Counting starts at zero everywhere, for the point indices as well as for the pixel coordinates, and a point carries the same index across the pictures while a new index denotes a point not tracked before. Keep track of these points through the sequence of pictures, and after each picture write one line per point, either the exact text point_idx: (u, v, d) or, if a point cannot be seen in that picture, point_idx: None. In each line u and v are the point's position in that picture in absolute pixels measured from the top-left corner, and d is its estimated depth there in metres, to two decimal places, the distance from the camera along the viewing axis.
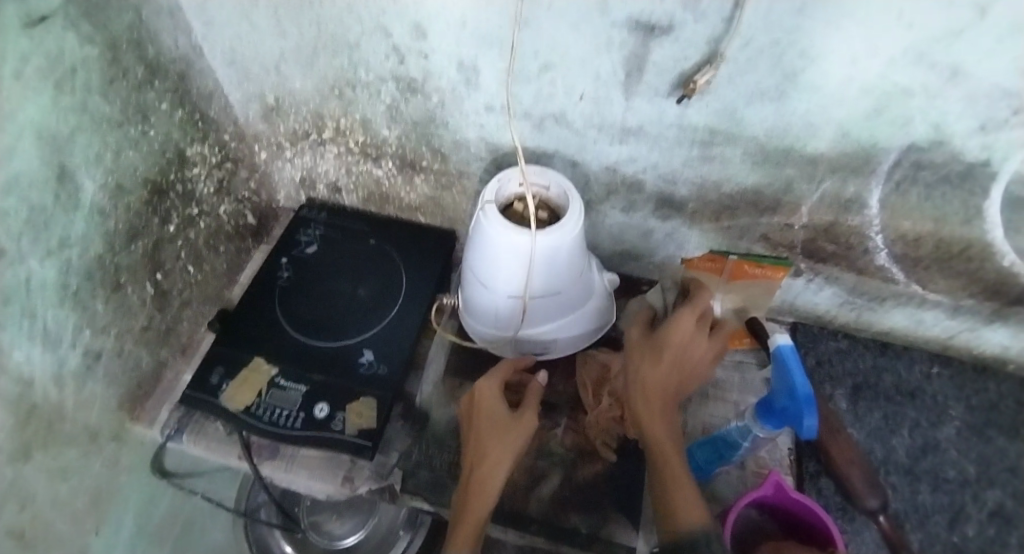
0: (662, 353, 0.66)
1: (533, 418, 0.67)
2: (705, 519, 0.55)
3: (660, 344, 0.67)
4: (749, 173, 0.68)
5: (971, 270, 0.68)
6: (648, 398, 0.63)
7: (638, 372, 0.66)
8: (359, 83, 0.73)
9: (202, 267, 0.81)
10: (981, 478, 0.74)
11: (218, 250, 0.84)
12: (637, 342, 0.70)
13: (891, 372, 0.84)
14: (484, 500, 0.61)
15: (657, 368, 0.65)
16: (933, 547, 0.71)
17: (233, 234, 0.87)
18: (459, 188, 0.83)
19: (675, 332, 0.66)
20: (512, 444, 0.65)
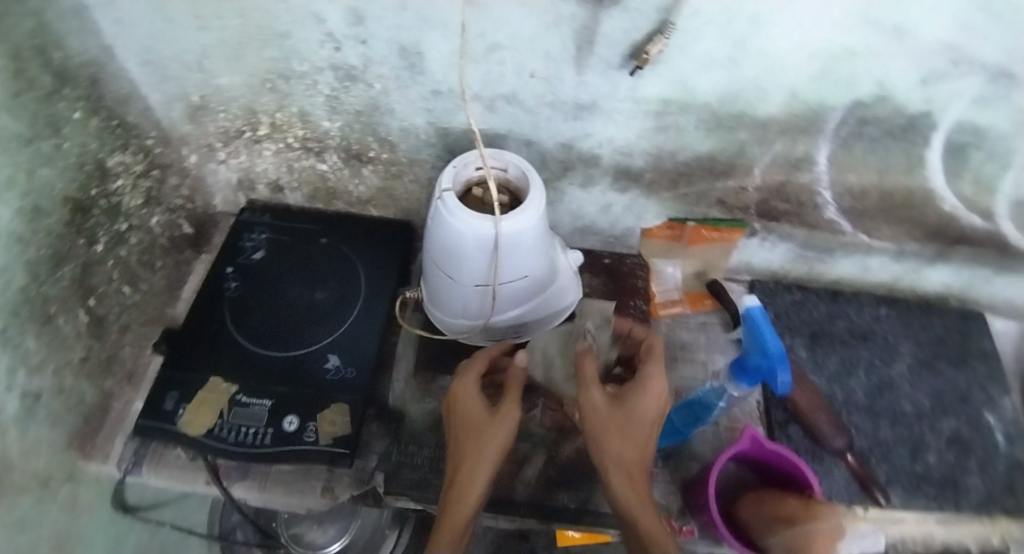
0: (638, 427, 0.60)
1: (512, 409, 0.63)
2: None
3: (633, 416, 0.60)
4: (704, 140, 0.69)
5: (916, 215, 0.74)
6: (632, 483, 0.58)
7: (617, 452, 0.59)
8: (293, 75, 0.68)
9: (138, 286, 0.75)
10: (933, 409, 0.80)
11: (154, 266, 0.78)
12: (601, 411, 0.60)
13: (844, 318, 0.87)
14: (467, 498, 0.59)
15: (631, 437, 0.59)
16: (898, 478, 0.76)
17: (168, 247, 0.80)
18: (411, 176, 0.80)
19: (649, 401, 0.61)
20: (493, 441, 0.62)
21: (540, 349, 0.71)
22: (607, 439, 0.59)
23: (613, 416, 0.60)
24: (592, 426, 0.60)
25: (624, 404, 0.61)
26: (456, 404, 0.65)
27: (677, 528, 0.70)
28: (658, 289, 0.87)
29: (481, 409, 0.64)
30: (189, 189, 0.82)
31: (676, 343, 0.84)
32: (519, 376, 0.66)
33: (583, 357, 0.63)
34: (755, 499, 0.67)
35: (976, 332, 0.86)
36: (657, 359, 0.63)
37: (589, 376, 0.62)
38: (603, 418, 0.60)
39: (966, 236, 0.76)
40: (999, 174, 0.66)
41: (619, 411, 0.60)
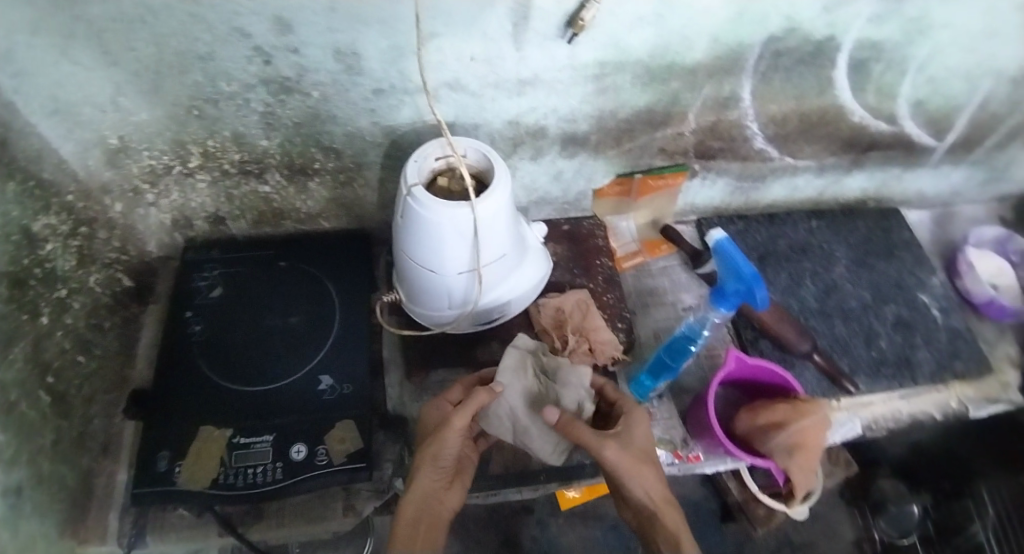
0: (652, 456, 0.64)
1: (457, 423, 0.63)
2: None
3: (641, 449, 0.64)
4: (640, 96, 0.73)
5: (832, 131, 0.82)
6: (669, 504, 0.64)
7: (647, 484, 0.62)
8: (220, 97, 0.65)
9: (93, 353, 0.69)
10: (874, 300, 0.90)
11: (104, 328, 0.73)
12: (625, 455, 0.62)
13: (784, 236, 0.95)
14: (410, 495, 0.63)
15: (651, 465, 0.63)
16: (860, 366, 0.85)
17: (113, 305, 0.74)
18: (361, 181, 0.79)
19: (644, 431, 0.65)
20: (445, 450, 0.63)
21: (507, 403, 0.69)
22: (640, 474, 0.62)
23: (635, 456, 0.62)
24: (624, 469, 0.61)
25: (628, 441, 0.64)
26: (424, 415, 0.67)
27: (685, 457, 0.76)
28: (617, 244, 0.91)
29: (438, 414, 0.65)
30: (121, 239, 0.75)
31: (645, 291, 0.89)
32: (476, 405, 0.64)
33: (569, 420, 0.63)
34: (748, 411, 0.72)
35: (895, 226, 0.98)
36: (633, 400, 0.67)
37: (591, 436, 0.62)
38: (629, 461, 0.62)
39: (875, 142, 0.86)
40: (897, 80, 0.76)
41: (632, 448, 0.63)
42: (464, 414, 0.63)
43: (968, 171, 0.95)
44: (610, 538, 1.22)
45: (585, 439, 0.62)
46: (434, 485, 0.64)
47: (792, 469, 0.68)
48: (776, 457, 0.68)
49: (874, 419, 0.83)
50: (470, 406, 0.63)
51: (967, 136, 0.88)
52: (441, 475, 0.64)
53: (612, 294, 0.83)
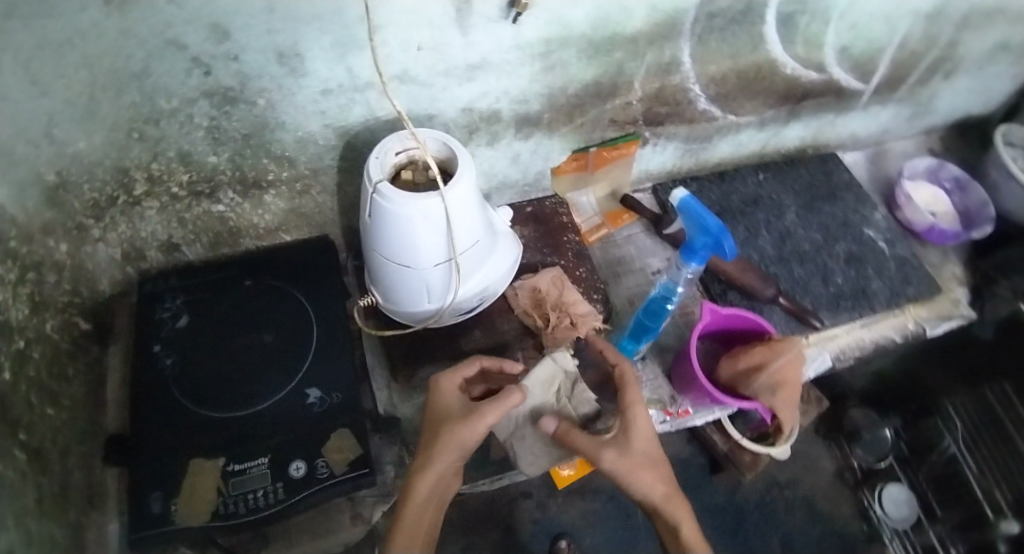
0: (653, 458, 0.65)
1: (489, 415, 0.61)
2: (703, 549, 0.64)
3: (641, 454, 0.64)
4: (588, 69, 0.74)
5: (768, 85, 0.86)
6: (671, 502, 0.65)
7: (648, 482, 0.64)
8: (162, 116, 0.62)
9: (61, 403, 0.66)
10: (825, 240, 0.96)
11: (68, 375, 0.69)
12: (623, 460, 0.63)
13: (735, 191, 0.99)
14: (422, 480, 0.60)
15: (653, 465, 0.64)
16: (822, 302, 0.90)
17: (73, 351, 0.71)
18: (319, 188, 0.77)
19: (645, 432, 0.66)
20: (458, 438, 0.60)
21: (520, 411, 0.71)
22: (642, 477, 0.64)
23: (634, 462, 0.63)
24: (624, 473, 0.63)
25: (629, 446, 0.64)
26: (433, 396, 0.65)
27: (676, 413, 0.80)
28: (580, 218, 0.93)
29: (454, 401, 0.64)
30: (72, 281, 0.70)
31: (613, 261, 0.91)
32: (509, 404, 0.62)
33: (570, 433, 0.65)
34: (729, 357, 0.75)
35: (834, 169, 1.04)
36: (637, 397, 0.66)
37: (591, 444, 0.64)
38: (627, 467, 0.63)
39: (807, 91, 0.90)
40: (822, 29, 0.80)
41: (632, 453, 0.64)
42: (488, 412, 0.61)
43: (893, 109, 1.02)
44: (609, 508, 1.25)
45: (584, 447, 0.64)
46: (443, 473, 0.61)
47: (777, 407, 0.72)
48: (760, 398, 0.72)
49: (841, 350, 0.88)
50: (503, 404, 0.62)
51: (889, 76, 0.93)
52: (457, 460, 0.62)
53: (584, 267, 0.85)
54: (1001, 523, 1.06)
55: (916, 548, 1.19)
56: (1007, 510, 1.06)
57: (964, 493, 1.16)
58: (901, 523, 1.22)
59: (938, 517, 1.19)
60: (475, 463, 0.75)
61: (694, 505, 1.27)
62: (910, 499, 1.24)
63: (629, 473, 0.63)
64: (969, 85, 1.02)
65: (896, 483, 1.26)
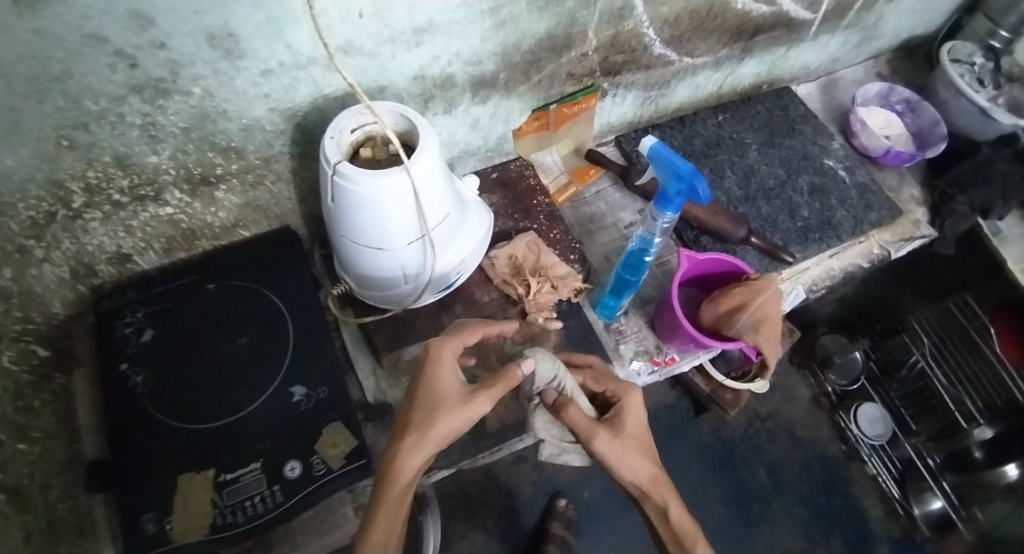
0: (644, 444, 0.62)
1: (495, 388, 0.58)
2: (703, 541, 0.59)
3: (633, 437, 0.62)
4: (540, 23, 0.71)
5: (720, 23, 0.85)
6: (657, 485, 0.61)
7: (636, 470, 0.60)
8: (90, 118, 0.57)
9: (33, 438, 0.63)
10: (788, 175, 0.97)
11: (35, 408, 0.66)
12: (614, 442, 0.60)
13: (697, 135, 0.99)
14: (410, 461, 0.55)
15: (644, 456, 0.61)
16: (792, 238, 0.91)
17: (36, 382, 0.67)
18: (272, 177, 0.73)
19: (638, 413, 0.64)
20: (450, 418, 0.56)
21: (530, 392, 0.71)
22: (632, 459, 0.60)
23: (626, 444, 0.61)
24: (615, 460, 0.60)
25: (622, 425, 0.62)
26: (427, 363, 0.60)
27: (663, 362, 0.81)
28: (547, 179, 0.92)
29: (455, 378, 0.60)
30: (21, 308, 0.65)
31: (585, 219, 0.91)
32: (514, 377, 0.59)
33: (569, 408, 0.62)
34: (710, 302, 0.76)
35: (790, 103, 1.05)
36: (627, 381, 0.66)
37: (585, 423, 0.61)
38: (618, 449, 0.60)
39: (760, 25, 0.89)
40: None
41: (624, 435, 0.61)
42: (492, 384, 0.59)
43: (843, 36, 1.02)
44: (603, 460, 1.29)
45: (577, 425, 0.61)
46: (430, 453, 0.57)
47: (761, 343, 0.72)
48: (744, 335, 0.72)
49: (814, 281, 0.91)
50: (510, 380, 0.59)
51: (837, 2, 0.93)
52: (444, 441, 0.58)
53: (557, 229, 0.84)
54: (974, 430, 1.09)
55: (896, 462, 1.27)
56: (976, 416, 1.12)
57: (935, 405, 1.23)
58: (878, 439, 1.29)
59: (913, 430, 1.27)
60: (473, 438, 0.75)
61: (684, 446, 1.31)
62: (884, 416, 1.30)
63: (616, 464, 0.60)
64: (914, 4, 1.03)
65: (869, 403, 1.32)
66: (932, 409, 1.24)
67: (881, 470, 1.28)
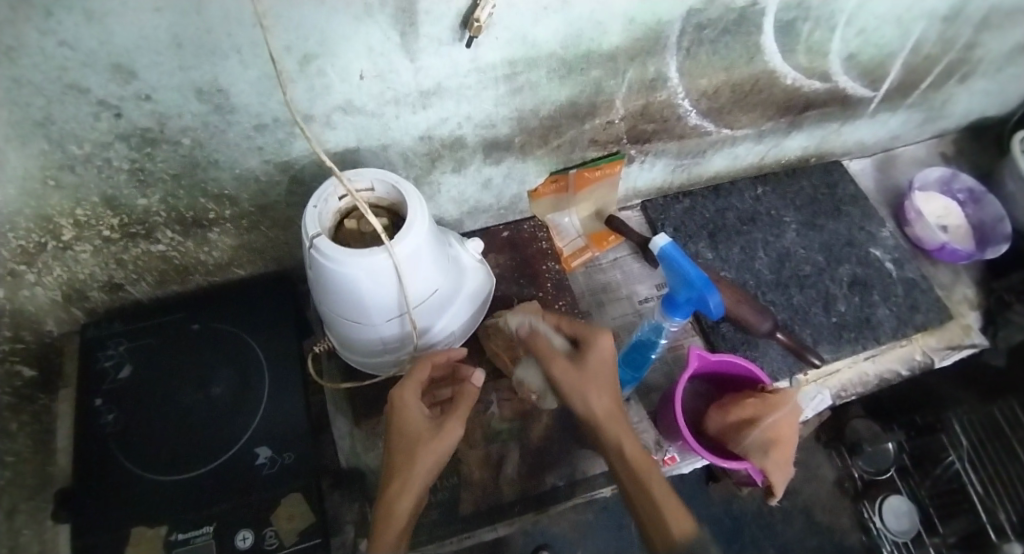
0: (604, 376, 0.62)
1: (457, 422, 0.60)
2: (655, 473, 0.57)
3: (593, 371, 0.62)
4: (560, 90, 0.66)
5: (766, 97, 0.78)
6: (613, 420, 0.60)
7: (592, 401, 0.61)
8: (76, 161, 0.55)
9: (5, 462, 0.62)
10: (828, 262, 0.89)
11: (12, 431, 0.64)
12: (571, 372, 0.62)
13: (731, 208, 0.92)
14: (404, 494, 0.57)
15: (600, 390, 0.61)
16: (822, 335, 0.83)
17: (16, 404, 0.66)
18: (268, 223, 0.71)
19: (607, 353, 0.63)
20: (429, 451, 0.58)
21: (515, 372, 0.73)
22: (587, 391, 0.61)
23: (584, 374, 0.61)
24: (568, 385, 0.61)
25: (586, 360, 0.62)
26: (396, 407, 0.61)
27: (661, 461, 0.76)
28: (563, 243, 0.86)
29: (424, 414, 0.61)
30: (12, 327, 0.65)
31: (597, 288, 0.86)
32: (472, 393, 0.62)
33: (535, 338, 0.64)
34: (718, 409, 0.70)
35: (839, 180, 0.96)
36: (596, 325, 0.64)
37: (548, 350, 0.63)
38: (574, 378, 0.61)
39: (812, 101, 0.82)
40: (827, 36, 0.71)
41: (584, 366, 0.62)
42: (454, 414, 0.61)
43: (905, 114, 0.93)
44: None
45: (541, 352, 0.63)
46: (423, 480, 0.58)
47: (769, 467, 0.65)
48: (750, 456, 0.66)
49: (843, 386, 0.83)
50: (466, 401, 0.62)
51: (901, 81, 0.84)
52: (433, 475, 0.59)
53: (562, 300, 0.80)
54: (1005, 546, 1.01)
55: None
56: (1009, 531, 1.02)
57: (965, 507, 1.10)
58: (902, 536, 1.14)
59: (939, 531, 1.13)
60: (444, 519, 0.71)
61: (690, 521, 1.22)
62: (912, 511, 1.15)
63: (567, 388, 0.61)
64: (989, 86, 0.93)
65: (896, 495, 1.18)
66: (961, 507, 1.11)
67: None
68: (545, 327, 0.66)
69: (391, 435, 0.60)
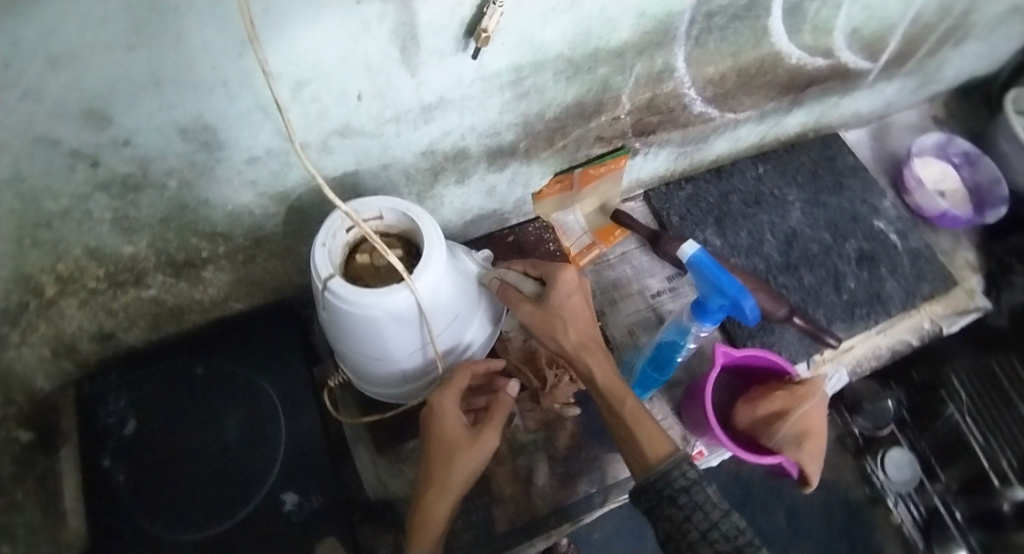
0: (572, 313, 0.58)
1: (494, 435, 0.57)
2: (631, 403, 0.56)
3: (561, 309, 0.58)
4: (567, 91, 0.63)
5: (770, 78, 0.75)
6: (587, 353, 0.58)
7: (563, 338, 0.58)
8: (53, 217, 0.50)
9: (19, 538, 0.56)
10: (835, 238, 0.88)
11: (17, 502, 0.58)
12: (536, 311, 0.59)
13: (734, 191, 0.90)
14: (439, 504, 0.54)
15: (570, 327, 0.58)
16: (835, 313, 0.83)
17: (19, 472, 0.59)
18: (265, 255, 0.67)
19: (570, 286, 0.59)
20: (467, 463, 0.56)
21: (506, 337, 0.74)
22: (557, 328, 0.58)
23: (549, 313, 0.58)
24: (536, 326, 0.59)
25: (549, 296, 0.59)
26: (433, 416, 0.58)
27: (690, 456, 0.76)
28: (568, 242, 0.84)
29: (461, 422, 0.58)
30: None
31: (608, 285, 0.84)
32: (507, 403, 0.60)
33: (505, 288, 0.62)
34: (745, 403, 0.69)
35: (838, 153, 0.95)
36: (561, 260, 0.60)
37: (515, 295, 0.61)
38: (540, 317, 0.59)
39: (814, 78, 0.80)
40: (834, 14, 0.69)
41: (548, 305, 0.58)
42: (494, 425, 0.58)
43: (901, 82, 0.91)
44: None
45: (509, 298, 0.61)
46: (460, 485, 0.56)
47: (805, 460, 0.64)
48: (787, 451, 0.65)
49: (857, 362, 0.84)
50: (501, 408, 0.59)
51: (900, 51, 0.83)
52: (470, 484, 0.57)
53: None
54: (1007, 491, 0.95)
55: (921, 511, 1.06)
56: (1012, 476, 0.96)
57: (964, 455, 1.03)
58: (905, 486, 1.06)
59: (940, 478, 1.05)
60: (480, 539, 0.70)
61: None
62: (913, 462, 1.07)
63: (537, 330, 0.59)
64: (981, 48, 0.92)
65: (897, 448, 1.09)
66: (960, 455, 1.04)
67: (906, 519, 1.07)
68: (514, 276, 0.63)
69: (427, 444, 0.57)
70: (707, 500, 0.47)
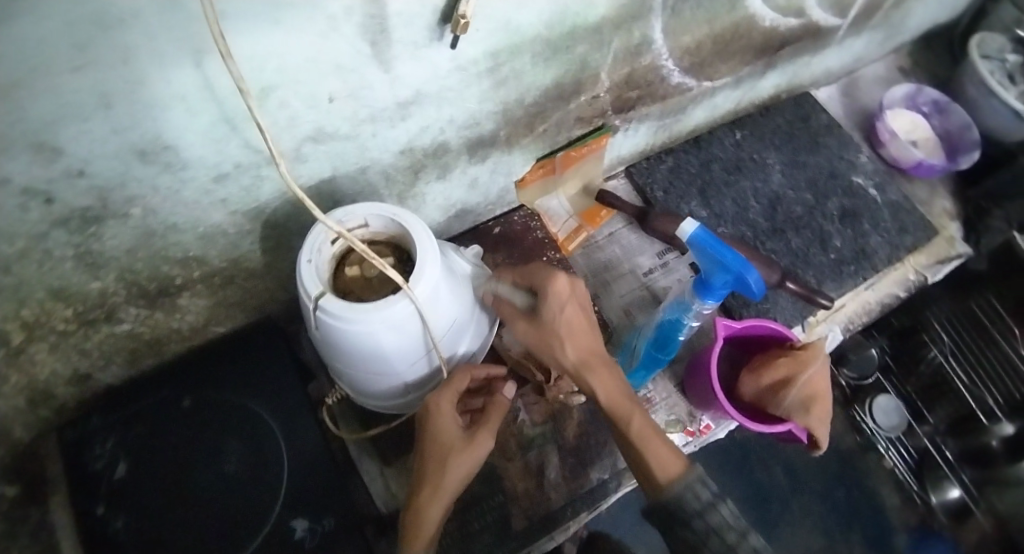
0: (568, 330, 0.56)
1: (490, 437, 0.56)
2: (635, 418, 0.54)
3: (555, 326, 0.55)
4: (545, 73, 0.60)
5: (745, 42, 0.74)
6: (587, 368, 0.56)
7: (561, 355, 0.56)
8: (8, 261, 0.46)
9: None
10: (817, 198, 0.88)
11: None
12: (531, 330, 0.57)
13: (714, 160, 0.89)
14: (433, 506, 0.52)
15: (566, 344, 0.56)
16: (825, 273, 0.83)
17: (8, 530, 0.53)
18: (244, 274, 0.64)
19: (563, 302, 0.56)
20: (462, 465, 0.54)
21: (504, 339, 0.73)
22: (554, 346, 0.56)
23: (543, 331, 0.56)
24: (533, 344, 0.57)
25: (543, 314, 0.56)
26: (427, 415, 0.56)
27: (698, 431, 0.75)
28: (555, 227, 0.83)
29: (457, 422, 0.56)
30: None
31: (598, 268, 0.82)
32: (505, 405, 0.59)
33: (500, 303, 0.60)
34: (750, 373, 0.70)
35: (811, 112, 0.95)
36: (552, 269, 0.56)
37: (510, 312, 0.59)
38: (536, 337, 0.57)
39: (786, 39, 0.79)
40: None
41: (542, 322, 0.56)
42: (489, 428, 0.56)
43: (868, 36, 0.91)
44: None
45: (505, 314, 0.59)
46: (454, 487, 0.54)
47: (813, 424, 0.64)
48: (794, 416, 0.65)
49: (849, 319, 0.84)
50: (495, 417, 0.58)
51: (867, 5, 0.82)
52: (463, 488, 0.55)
53: None
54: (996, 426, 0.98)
55: (912, 454, 1.06)
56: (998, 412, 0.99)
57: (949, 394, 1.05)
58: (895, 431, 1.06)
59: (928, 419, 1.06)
60: (499, 540, 0.69)
61: None
62: (900, 407, 1.07)
63: (534, 347, 0.57)
64: None
65: (884, 394, 1.08)
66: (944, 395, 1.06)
67: (898, 463, 1.07)
68: (507, 289, 0.61)
69: (422, 444, 0.55)
70: (722, 522, 0.48)
